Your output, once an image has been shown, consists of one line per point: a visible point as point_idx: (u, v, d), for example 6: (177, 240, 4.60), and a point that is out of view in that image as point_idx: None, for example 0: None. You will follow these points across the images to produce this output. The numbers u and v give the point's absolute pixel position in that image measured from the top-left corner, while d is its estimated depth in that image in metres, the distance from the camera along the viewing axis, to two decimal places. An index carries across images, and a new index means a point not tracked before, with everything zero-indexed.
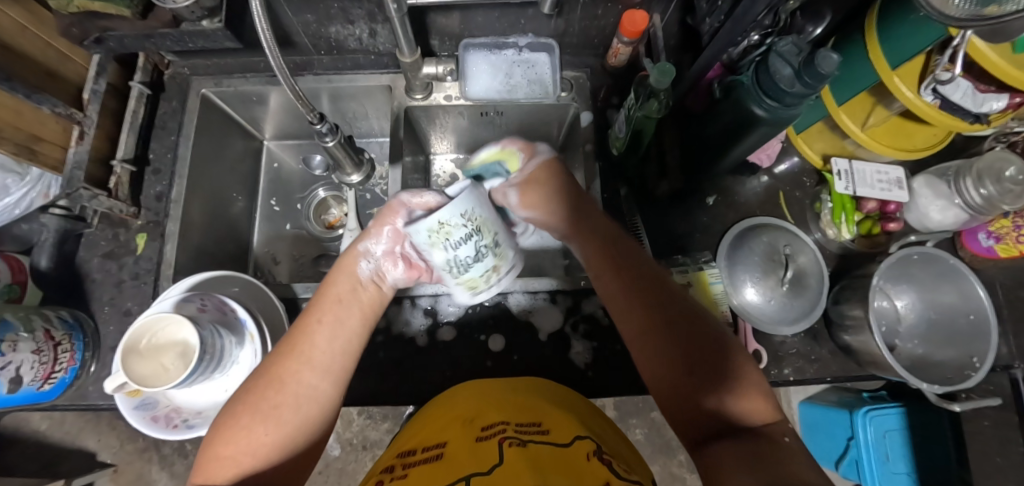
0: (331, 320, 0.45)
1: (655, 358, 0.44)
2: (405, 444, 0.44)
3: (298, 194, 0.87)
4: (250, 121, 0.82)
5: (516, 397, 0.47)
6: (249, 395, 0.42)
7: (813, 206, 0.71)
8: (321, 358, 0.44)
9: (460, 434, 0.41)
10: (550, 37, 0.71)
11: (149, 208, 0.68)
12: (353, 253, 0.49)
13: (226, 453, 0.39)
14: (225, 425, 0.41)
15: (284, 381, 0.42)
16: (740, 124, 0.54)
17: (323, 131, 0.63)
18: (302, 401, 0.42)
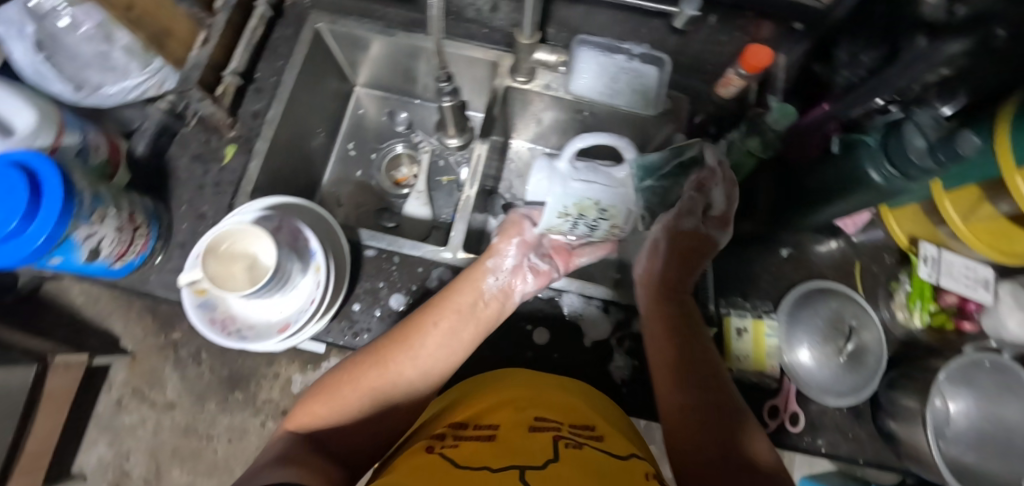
0: (449, 326, 0.53)
1: (678, 396, 0.50)
2: (457, 415, 0.45)
3: (375, 145, 0.88)
4: (351, 64, 0.84)
5: (572, 396, 0.47)
6: (351, 370, 0.50)
7: (889, 284, 0.68)
8: (427, 355, 0.51)
9: (513, 420, 0.42)
10: (664, 53, 0.71)
11: (245, 123, 0.70)
12: (483, 266, 0.59)
13: (319, 410, 0.48)
14: (318, 392, 0.49)
15: (389, 367, 0.50)
16: (847, 185, 0.53)
17: (446, 90, 0.63)
18: (396, 389, 0.50)
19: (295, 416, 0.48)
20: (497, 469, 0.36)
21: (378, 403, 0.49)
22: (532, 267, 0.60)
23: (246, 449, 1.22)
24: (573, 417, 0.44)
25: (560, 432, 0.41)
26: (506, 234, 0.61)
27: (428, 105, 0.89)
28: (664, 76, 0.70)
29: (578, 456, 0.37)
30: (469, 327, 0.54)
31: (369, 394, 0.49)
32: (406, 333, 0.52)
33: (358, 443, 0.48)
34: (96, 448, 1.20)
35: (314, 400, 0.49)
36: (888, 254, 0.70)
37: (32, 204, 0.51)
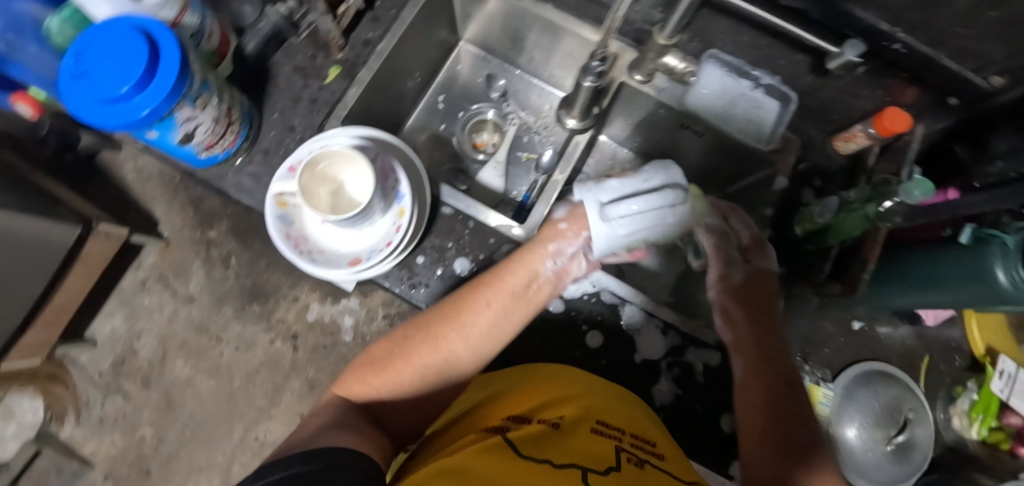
0: (495, 307, 0.50)
1: (752, 410, 0.51)
2: (516, 409, 0.48)
3: (464, 104, 0.87)
4: (464, 17, 0.81)
5: (627, 410, 0.50)
6: (398, 342, 0.51)
7: (952, 388, 0.65)
8: (468, 335, 0.49)
9: (575, 419, 0.46)
10: (792, 90, 0.67)
11: (354, 49, 0.69)
12: (541, 243, 0.52)
13: (371, 380, 0.49)
14: (368, 362, 0.51)
15: (439, 345, 0.49)
16: (966, 279, 0.49)
17: (596, 70, 0.60)
18: (445, 365, 0.49)
19: (343, 385, 0.50)
20: (560, 464, 0.38)
21: (426, 378, 0.49)
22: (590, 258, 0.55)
23: (249, 362, 1.21)
24: (630, 429, 0.47)
25: (621, 442, 0.44)
26: (578, 222, 0.53)
27: (527, 78, 0.87)
28: (784, 114, 0.67)
29: (640, 471, 0.40)
30: (518, 310, 0.50)
31: (413, 371, 0.49)
32: (456, 314, 0.50)
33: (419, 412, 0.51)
34: (111, 320, 1.23)
35: (366, 375, 0.50)
36: (959, 357, 0.66)
37: (148, 74, 0.50)
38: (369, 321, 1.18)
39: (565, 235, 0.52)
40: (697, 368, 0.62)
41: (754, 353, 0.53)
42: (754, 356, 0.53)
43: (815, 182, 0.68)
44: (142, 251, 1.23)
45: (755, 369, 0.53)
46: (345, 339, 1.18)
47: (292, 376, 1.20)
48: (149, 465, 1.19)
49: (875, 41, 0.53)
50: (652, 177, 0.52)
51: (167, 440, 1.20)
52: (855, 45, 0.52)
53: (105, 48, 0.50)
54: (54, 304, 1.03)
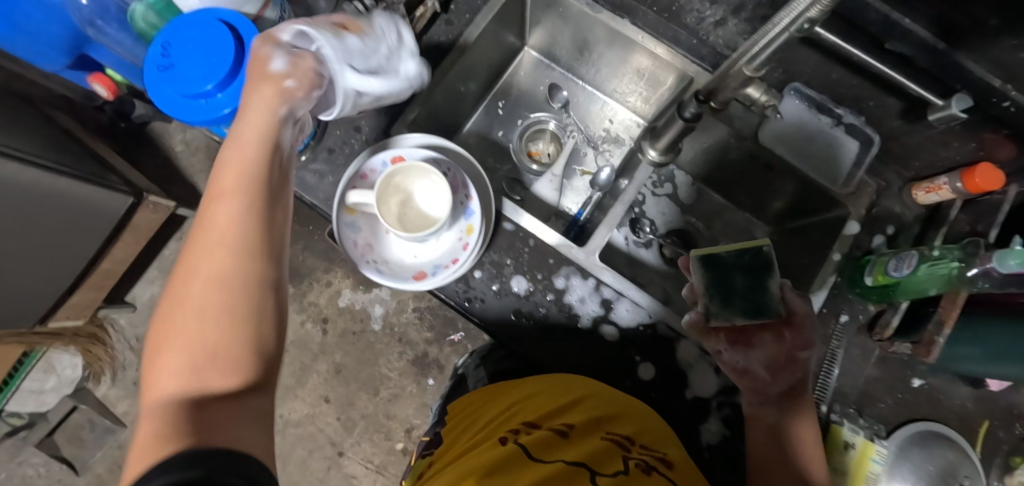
0: (250, 155, 0.40)
1: (750, 376, 0.56)
2: (528, 413, 0.51)
3: (523, 111, 0.86)
4: (533, 22, 0.79)
5: (640, 418, 0.53)
6: (165, 296, 0.36)
7: (1010, 457, 0.63)
8: (210, 202, 0.38)
9: (585, 429, 0.49)
10: (876, 132, 0.65)
11: (426, 52, 0.67)
12: (268, 84, 0.44)
13: (179, 334, 0.34)
14: (163, 321, 0.35)
15: (196, 267, 0.36)
16: None
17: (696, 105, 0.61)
18: (218, 282, 0.35)
19: (154, 357, 0.33)
20: (568, 462, 0.43)
21: (207, 336, 0.34)
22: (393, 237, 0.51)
23: None
24: (640, 439, 0.50)
25: (629, 451, 0.47)
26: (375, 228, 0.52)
27: (590, 90, 0.85)
28: (864, 155, 0.65)
29: (648, 476, 0.44)
30: (252, 148, 0.41)
31: (190, 287, 0.35)
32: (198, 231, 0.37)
33: (245, 424, 0.31)
34: (151, 287, 1.25)
35: (149, 368, 0.34)
36: (1021, 425, 0.64)
37: (231, 73, 0.50)
38: (399, 311, 1.24)
39: (292, 92, 0.44)
40: None
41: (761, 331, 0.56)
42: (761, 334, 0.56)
43: (888, 229, 0.66)
44: (184, 223, 1.25)
45: (765, 346, 0.56)
46: (374, 327, 1.24)
47: (320, 358, 1.25)
48: None
49: (983, 96, 0.50)
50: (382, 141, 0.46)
51: None
52: (964, 99, 0.49)
53: (194, 42, 0.50)
54: (101, 269, 1.05)
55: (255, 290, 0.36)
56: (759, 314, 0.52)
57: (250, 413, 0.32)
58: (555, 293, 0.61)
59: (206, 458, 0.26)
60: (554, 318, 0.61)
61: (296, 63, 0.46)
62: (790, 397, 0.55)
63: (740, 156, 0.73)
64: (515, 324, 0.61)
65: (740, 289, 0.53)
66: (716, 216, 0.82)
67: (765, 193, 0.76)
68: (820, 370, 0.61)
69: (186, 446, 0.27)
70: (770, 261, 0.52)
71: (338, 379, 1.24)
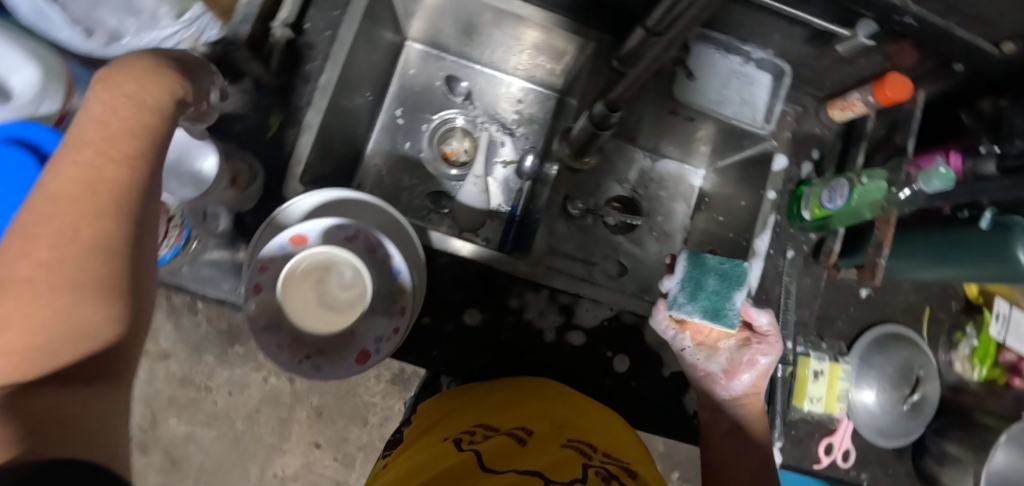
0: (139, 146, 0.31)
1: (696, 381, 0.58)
2: (488, 418, 0.48)
3: (425, 114, 0.77)
4: (408, 15, 0.70)
5: (606, 423, 0.49)
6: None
7: (952, 333, 0.68)
8: (79, 157, 0.29)
9: (547, 436, 0.44)
10: (786, 62, 0.63)
11: (292, 88, 0.57)
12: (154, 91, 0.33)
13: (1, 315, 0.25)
14: (10, 292, 0.25)
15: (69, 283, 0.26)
16: (987, 258, 0.50)
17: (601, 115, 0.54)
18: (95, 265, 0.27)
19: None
20: (521, 472, 0.37)
21: (51, 326, 0.26)
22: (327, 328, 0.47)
23: (246, 404, 1.08)
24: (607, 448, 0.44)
25: (592, 460, 0.41)
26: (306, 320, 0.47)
27: (489, 73, 0.78)
28: (779, 88, 0.63)
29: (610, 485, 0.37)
30: (131, 130, 0.30)
31: (37, 276, 0.26)
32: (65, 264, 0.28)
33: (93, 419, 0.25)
34: None
35: None
36: (956, 302, 0.69)
37: None
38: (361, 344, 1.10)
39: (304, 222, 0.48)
40: None
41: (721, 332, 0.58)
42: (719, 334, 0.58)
43: (813, 154, 0.66)
44: None
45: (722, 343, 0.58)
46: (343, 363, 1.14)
47: (297, 407, 1.10)
48: None
49: (885, 15, 0.48)
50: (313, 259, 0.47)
51: None
52: (868, 25, 0.50)
53: None
54: None
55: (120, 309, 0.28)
56: (716, 318, 0.51)
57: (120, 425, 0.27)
58: (512, 315, 0.58)
59: (30, 468, 0.18)
60: (517, 341, 0.58)
61: (200, 81, 0.37)
62: (750, 389, 0.57)
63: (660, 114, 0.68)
64: (478, 359, 0.58)
65: (712, 291, 0.52)
66: (649, 172, 0.80)
67: (690, 142, 0.74)
68: (780, 308, 0.63)
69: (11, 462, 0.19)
70: (742, 275, 0.52)
71: (322, 422, 1.09)
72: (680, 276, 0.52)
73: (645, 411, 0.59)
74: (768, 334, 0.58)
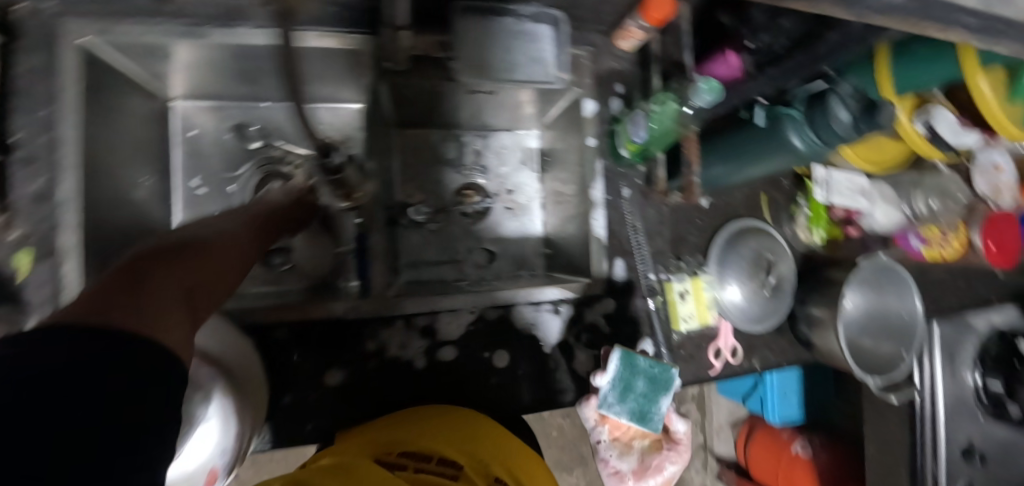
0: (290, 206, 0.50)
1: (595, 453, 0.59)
2: (422, 442, 0.45)
3: (226, 173, 0.70)
4: (153, 76, 0.61)
5: (521, 454, 0.48)
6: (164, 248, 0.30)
7: (789, 208, 0.73)
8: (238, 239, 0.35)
9: (476, 473, 0.41)
10: (555, 10, 0.60)
11: (29, 213, 0.49)
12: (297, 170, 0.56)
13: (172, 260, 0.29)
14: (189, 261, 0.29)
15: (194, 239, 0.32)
16: (768, 154, 0.52)
17: None
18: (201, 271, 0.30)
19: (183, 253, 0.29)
20: None
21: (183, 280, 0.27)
22: None
23: None
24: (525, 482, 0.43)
25: None
26: None
27: (282, 106, 0.71)
28: (560, 36, 0.59)
29: None
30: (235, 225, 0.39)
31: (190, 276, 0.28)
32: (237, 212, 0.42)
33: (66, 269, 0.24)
34: None
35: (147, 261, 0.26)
36: (785, 178, 0.74)
37: None
38: None
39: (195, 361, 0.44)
40: (599, 323, 0.63)
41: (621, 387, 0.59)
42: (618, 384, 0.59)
43: (618, 88, 0.67)
44: None
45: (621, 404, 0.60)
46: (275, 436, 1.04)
47: None
48: None
49: None
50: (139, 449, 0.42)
51: None
52: None
53: None
54: None
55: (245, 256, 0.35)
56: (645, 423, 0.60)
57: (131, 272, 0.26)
58: (375, 358, 0.56)
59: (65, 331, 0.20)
60: (391, 380, 0.57)
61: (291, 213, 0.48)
62: None
63: (460, 94, 0.67)
64: (357, 412, 0.55)
65: (640, 393, 0.60)
66: (486, 150, 0.78)
67: (508, 112, 0.73)
68: (632, 245, 0.65)
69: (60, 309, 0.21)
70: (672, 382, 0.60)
71: None
72: (613, 376, 0.59)
73: (539, 392, 0.60)
74: (677, 442, 0.66)
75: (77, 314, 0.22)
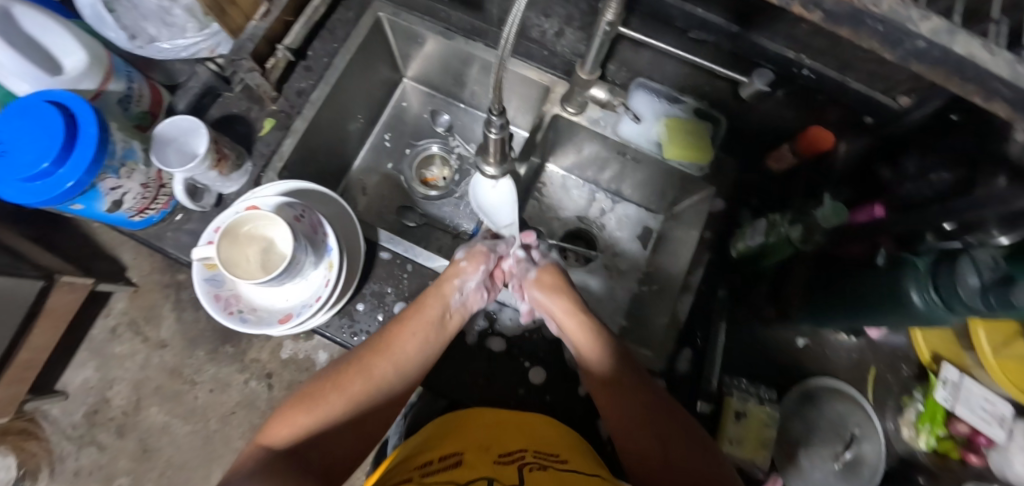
0: (419, 336, 0.55)
1: (627, 417, 0.53)
2: (423, 451, 0.46)
3: (410, 140, 0.88)
4: (404, 56, 0.82)
5: (523, 428, 0.49)
6: (337, 377, 0.53)
7: (900, 398, 0.65)
8: (422, 334, 0.56)
9: (477, 460, 0.43)
10: (722, 113, 0.68)
11: (288, 99, 0.69)
12: (449, 282, 0.60)
13: (299, 419, 0.50)
14: (307, 408, 0.51)
15: (370, 375, 0.53)
16: (880, 303, 0.50)
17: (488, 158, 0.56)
18: (398, 366, 0.54)
19: (306, 398, 0.52)
20: None
21: (372, 401, 0.53)
22: (230, 302, 0.54)
23: (224, 405, 1.09)
24: (532, 444, 0.46)
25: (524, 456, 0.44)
26: (231, 301, 0.54)
27: (471, 112, 0.88)
28: (716, 135, 0.68)
29: (543, 473, 0.41)
30: (427, 331, 0.56)
31: (385, 384, 0.54)
32: (405, 317, 0.57)
33: (322, 433, 0.49)
34: (82, 371, 1.11)
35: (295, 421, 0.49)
36: (905, 365, 0.67)
37: (66, 148, 0.51)
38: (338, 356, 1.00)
39: (465, 273, 0.60)
40: None
41: (611, 400, 0.54)
42: (613, 400, 0.54)
43: (753, 202, 0.69)
44: (111, 299, 1.13)
45: (608, 405, 0.54)
46: None
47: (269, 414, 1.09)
48: None
49: (785, 69, 0.54)
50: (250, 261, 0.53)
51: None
52: (763, 74, 0.53)
53: (20, 128, 0.50)
54: (17, 362, 0.90)
55: (379, 405, 0.53)
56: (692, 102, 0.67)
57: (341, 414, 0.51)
58: None
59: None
60: None
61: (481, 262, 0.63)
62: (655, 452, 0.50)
63: (611, 154, 0.75)
64: None
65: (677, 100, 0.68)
66: (608, 213, 0.85)
67: (642, 189, 0.80)
68: (707, 344, 0.64)
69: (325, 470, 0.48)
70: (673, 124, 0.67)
71: None
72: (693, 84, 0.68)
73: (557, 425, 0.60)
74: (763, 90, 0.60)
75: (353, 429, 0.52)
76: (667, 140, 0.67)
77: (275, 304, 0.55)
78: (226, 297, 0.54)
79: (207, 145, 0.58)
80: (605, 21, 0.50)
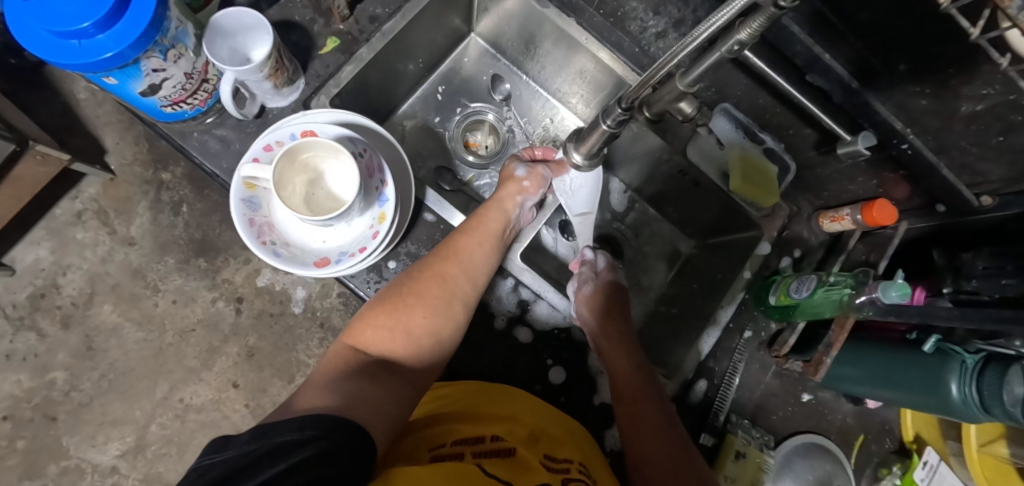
0: (484, 245, 0.56)
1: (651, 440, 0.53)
2: (468, 426, 0.46)
3: (463, 100, 0.83)
4: (481, 9, 0.76)
5: (571, 437, 0.49)
6: (416, 283, 0.52)
7: (878, 468, 0.69)
8: (477, 240, 0.56)
9: (526, 450, 0.43)
10: (792, 160, 0.68)
11: (359, 23, 0.63)
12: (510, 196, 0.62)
13: (384, 324, 0.49)
14: (387, 311, 0.49)
15: (445, 279, 0.53)
16: (918, 384, 0.51)
17: (581, 165, 0.56)
18: (468, 272, 0.54)
19: (384, 301, 0.50)
20: None
21: (443, 303, 0.52)
22: (266, 231, 0.50)
23: (185, 319, 0.94)
24: (580, 458, 0.46)
25: (570, 471, 0.43)
26: (269, 231, 0.50)
27: (534, 87, 0.83)
28: (782, 182, 0.68)
29: None
30: (481, 236, 0.56)
31: (456, 286, 0.53)
32: (467, 227, 0.57)
33: (400, 341, 0.49)
34: (35, 249, 0.95)
35: (377, 325, 0.48)
36: (889, 439, 0.70)
37: (115, 12, 0.43)
38: (323, 295, 0.94)
39: (526, 191, 0.62)
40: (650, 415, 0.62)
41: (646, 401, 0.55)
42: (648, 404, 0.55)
43: (795, 252, 0.70)
44: (82, 181, 0.96)
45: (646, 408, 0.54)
46: (295, 311, 0.94)
47: (231, 341, 0.94)
48: (56, 414, 0.92)
49: (886, 137, 0.53)
50: (292, 191, 0.48)
51: (80, 388, 0.92)
52: (868, 138, 0.52)
53: None
54: None
55: (457, 314, 0.53)
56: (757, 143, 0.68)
57: (416, 318, 0.50)
58: None
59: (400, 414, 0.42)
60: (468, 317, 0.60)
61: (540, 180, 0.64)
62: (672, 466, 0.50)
63: (670, 171, 0.73)
64: None
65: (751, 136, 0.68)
66: (643, 225, 0.82)
67: (682, 213, 0.78)
68: (721, 380, 0.65)
69: (405, 375, 0.47)
70: (744, 159, 0.66)
71: (250, 365, 0.93)
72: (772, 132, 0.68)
73: None
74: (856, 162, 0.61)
75: (435, 332, 0.51)
76: (738, 173, 0.65)
77: (315, 245, 0.51)
78: (262, 227, 0.50)
79: (268, 52, 0.52)
80: (735, 40, 0.36)
